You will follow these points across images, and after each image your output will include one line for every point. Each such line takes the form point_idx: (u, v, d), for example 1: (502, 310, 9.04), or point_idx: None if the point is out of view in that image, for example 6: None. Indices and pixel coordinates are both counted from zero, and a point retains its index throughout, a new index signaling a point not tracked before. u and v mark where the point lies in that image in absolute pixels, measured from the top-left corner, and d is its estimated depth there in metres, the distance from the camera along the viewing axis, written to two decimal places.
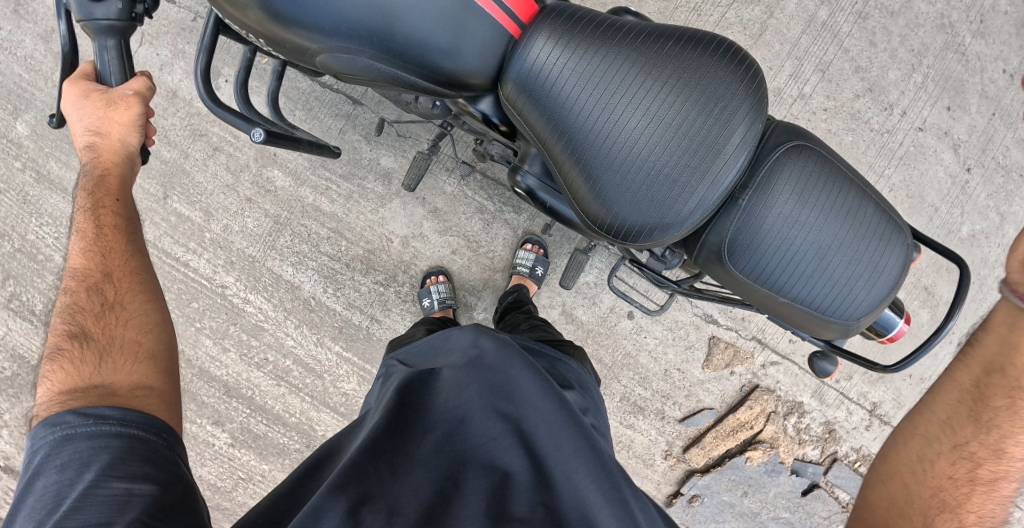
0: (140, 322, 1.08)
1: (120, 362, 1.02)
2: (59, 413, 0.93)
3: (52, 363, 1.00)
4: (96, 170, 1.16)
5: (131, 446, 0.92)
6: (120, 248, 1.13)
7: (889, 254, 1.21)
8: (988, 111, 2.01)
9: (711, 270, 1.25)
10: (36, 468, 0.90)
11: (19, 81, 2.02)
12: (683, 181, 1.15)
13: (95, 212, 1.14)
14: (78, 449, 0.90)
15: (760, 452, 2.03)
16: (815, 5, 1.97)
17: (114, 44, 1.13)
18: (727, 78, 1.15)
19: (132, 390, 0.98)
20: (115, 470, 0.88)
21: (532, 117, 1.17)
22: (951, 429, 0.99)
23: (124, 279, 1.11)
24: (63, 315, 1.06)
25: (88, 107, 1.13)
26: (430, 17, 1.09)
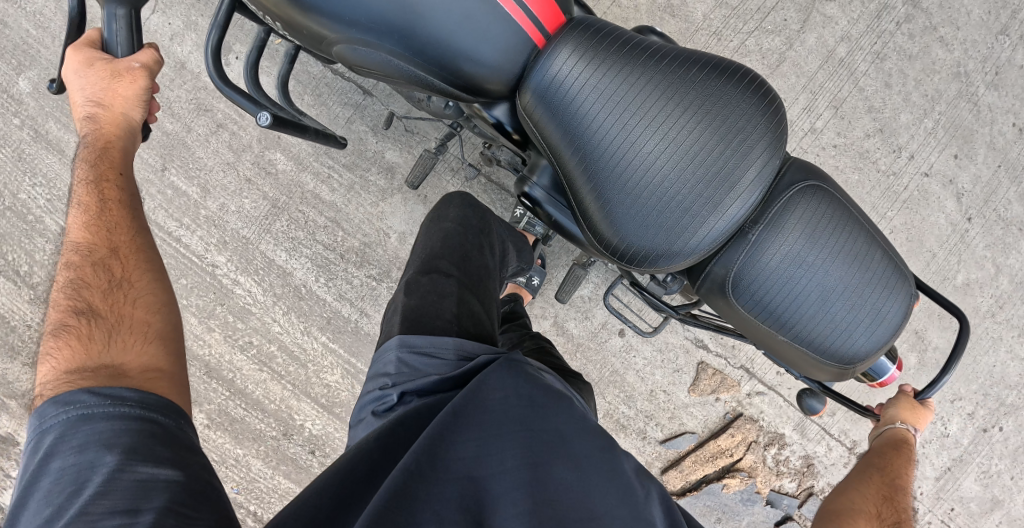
0: (149, 301, 1.01)
1: (128, 342, 0.95)
2: (72, 392, 0.86)
3: (56, 339, 0.92)
4: (98, 142, 1.11)
5: (152, 430, 0.86)
6: (125, 224, 1.06)
7: (892, 302, 1.21)
8: (994, 163, 2.01)
9: (713, 300, 1.25)
10: (47, 450, 0.82)
11: (26, 37, 1.98)
12: (694, 209, 1.14)
13: (99, 185, 1.07)
14: (97, 430, 0.83)
15: (738, 480, 2.02)
16: (834, 41, 1.97)
17: (123, 13, 1.11)
18: (749, 110, 1.14)
19: (142, 373, 0.92)
20: (138, 454, 0.82)
21: (549, 130, 1.16)
22: (872, 466, 1.30)
23: (133, 256, 1.04)
24: (64, 290, 0.98)
25: (92, 77, 1.10)
26: (453, 17, 1.07)
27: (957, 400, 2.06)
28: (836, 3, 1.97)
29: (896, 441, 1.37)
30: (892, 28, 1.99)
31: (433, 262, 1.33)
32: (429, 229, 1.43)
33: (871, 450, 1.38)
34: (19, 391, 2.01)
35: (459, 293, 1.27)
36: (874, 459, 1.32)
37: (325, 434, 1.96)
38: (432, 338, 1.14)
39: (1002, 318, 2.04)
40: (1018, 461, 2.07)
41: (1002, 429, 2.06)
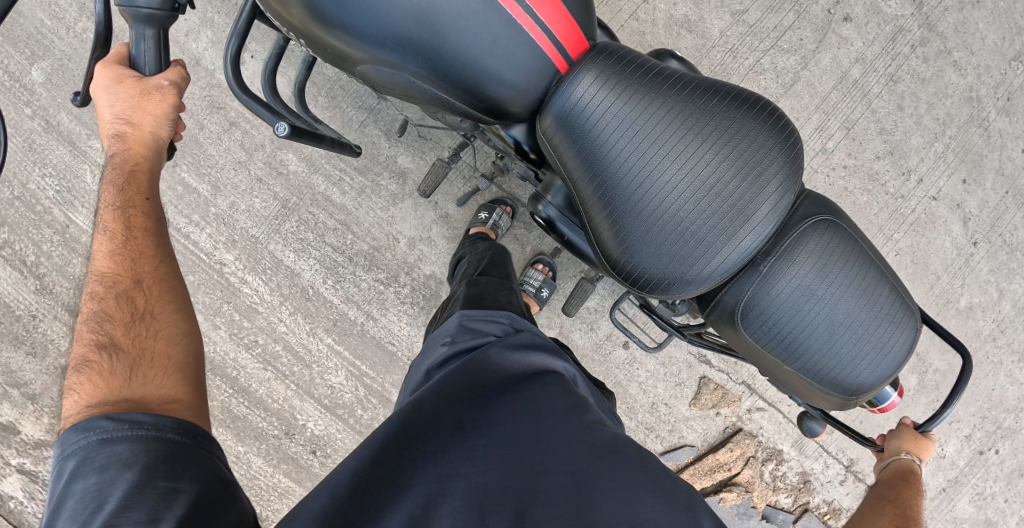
0: (170, 332, 1.02)
1: (149, 376, 0.95)
2: (91, 418, 0.87)
3: (79, 375, 0.94)
4: (126, 163, 1.13)
5: (171, 449, 0.86)
6: (149, 252, 1.08)
7: (898, 337, 1.23)
8: (1002, 189, 2.02)
9: (721, 327, 1.27)
10: (70, 473, 0.84)
11: (40, 27, 1.97)
12: (708, 239, 1.16)
13: (124, 211, 1.09)
14: (117, 451, 0.84)
15: (735, 494, 2.04)
16: (848, 62, 1.98)
17: (152, 33, 1.10)
18: (767, 143, 1.16)
19: (163, 404, 0.92)
20: (159, 471, 0.83)
21: (568, 154, 1.18)
22: (884, 499, 1.31)
23: (158, 287, 1.06)
24: (88, 323, 0.99)
25: (121, 94, 1.11)
26: (479, 40, 1.08)
27: (955, 422, 2.07)
28: (853, 24, 1.98)
29: (903, 473, 1.38)
30: (906, 51, 1.99)
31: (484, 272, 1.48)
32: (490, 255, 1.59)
33: (879, 483, 1.39)
34: (22, 380, 2.01)
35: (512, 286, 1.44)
36: (883, 492, 1.33)
37: (327, 435, 1.97)
38: (491, 313, 1.28)
39: (1003, 342, 2.06)
40: (1012, 484, 2.09)
41: (998, 451, 2.08)
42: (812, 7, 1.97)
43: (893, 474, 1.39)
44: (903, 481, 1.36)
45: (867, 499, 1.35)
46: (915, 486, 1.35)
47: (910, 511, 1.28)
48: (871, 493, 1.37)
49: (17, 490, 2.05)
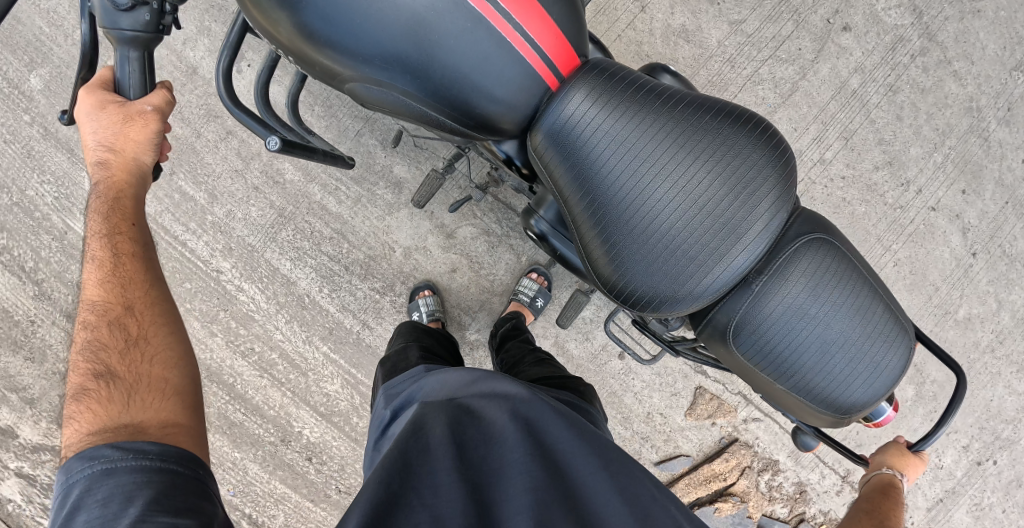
0: (165, 356, 1.02)
1: (147, 401, 0.96)
2: (95, 447, 0.87)
3: (78, 403, 0.94)
4: (111, 190, 1.13)
5: (174, 482, 0.86)
6: (138, 279, 1.08)
7: (892, 356, 1.22)
8: (1001, 200, 2.01)
9: (713, 345, 1.26)
10: (73, 504, 0.84)
11: (39, 34, 1.98)
12: (699, 257, 1.15)
13: (111, 238, 1.09)
14: (121, 483, 0.84)
15: (730, 504, 2.03)
16: (847, 72, 1.97)
17: (136, 55, 1.12)
18: (760, 161, 1.16)
19: (161, 429, 0.92)
20: (161, 506, 0.83)
21: (558, 171, 1.18)
22: (865, 511, 1.32)
23: (147, 311, 1.05)
24: (83, 352, 1.00)
25: (105, 119, 1.11)
26: (470, 59, 1.08)
27: (953, 433, 2.06)
28: (852, 34, 1.97)
29: (884, 485, 1.39)
30: (906, 61, 1.98)
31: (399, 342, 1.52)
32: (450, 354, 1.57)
33: (860, 495, 1.40)
34: (21, 385, 2.03)
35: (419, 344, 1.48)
36: (863, 505, 1.34)
37: (323, 442, 1.97)
38: (407, 374, 1.31)
39: (1001, 353, 2.04)
40: (1009, 495, 2.08)
41: (996, 462, 2.07)
42: (811, 16, 1.96)
43: (878, 484, 1.40)
44: (885, 492, 1.37)
45: (850, 511, 1.36)
46: (896, 497, 1.35)
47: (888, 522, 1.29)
48: (854, 505, 1.37)
49: (16, 494, 2.06)
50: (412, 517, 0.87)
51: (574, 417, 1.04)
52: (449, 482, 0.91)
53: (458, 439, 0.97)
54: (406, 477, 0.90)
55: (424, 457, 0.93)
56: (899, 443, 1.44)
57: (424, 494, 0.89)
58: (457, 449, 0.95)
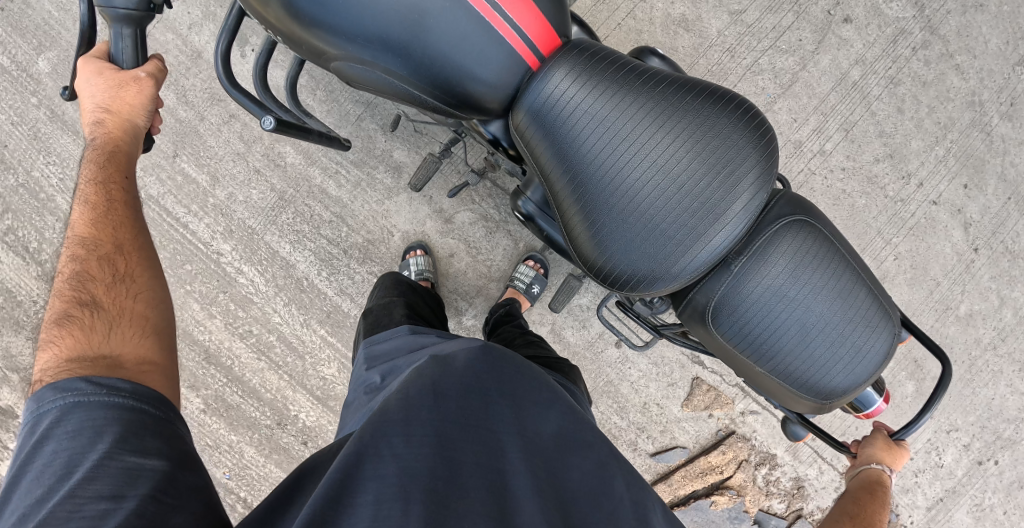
0: (148, 296, 1.04)
1: (127, 334, 0.98)
2: (69, 379, 0.88)
3: (59, 328, 0.95)
4: (106, 144, 1.14)
5: (142, 421, 0.87)
6: (128, 224, 1.09)
7: (873, 341, 1.21)
8: (1004, 195, 2.00)
9: (694, 327, 1.26)
10: (42, 433, 0.84)
11: (48, 18, 2.01)
12: (678, 237, 1.15)
13: (105, 186, 1.10)
14: (91, 416, 0.85)
15: (726, 498, 2.02)
16: (848, 64, 1.97)
17: (129, 32, 1.17)
18: (740, 142, 1.16)
19: (137, 365, 0.94)
20: (128, 444, 0.84)
21: (540, 149, 1.19)
22: (846, 510, 1.31)
23: (136, 253, 1.08)
24: (69, 282, 1.01)
25: (100, 83, 1.15)
26: (448, 38, 1.10)
27: (953, 431, 2.04)
28: (853, 26, 1.97)
29: (871, 482, 1.37)
30: (908, 54, 1.98)
31: (381, 297, 1.52)
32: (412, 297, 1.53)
33: (847, 493, 1.37)
34: (21, 364, 2.04)
35: (405, 302, 1.48)
36: (847, 506, 1.32)
37: (319, 426, 1.97)
38: (391, 331, 1.34)
39: (1003, 351, 2.02)
40: (1012, 496, 2.05)
41: (997, 462, 2.04)
42: (812, 8, 1.96)
43: (866, 482, 1.38)
44: (869, 492, 1.35)
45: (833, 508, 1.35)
46: (880, 496, 1.34)
47: (868, 521, 1.27)
48: (837, 502, 1.36)
49: None
50: (380, 469, 0.85)
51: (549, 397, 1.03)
52: (422, 436, 0.89)
53: (438, 389, 0.95)
54: (383, 426, 0.88)
55: (402, 405, 0.91)
56: (886, 435, 1.44)
57: (398, 444, 0.87)
58: (436, 398, 0.94)
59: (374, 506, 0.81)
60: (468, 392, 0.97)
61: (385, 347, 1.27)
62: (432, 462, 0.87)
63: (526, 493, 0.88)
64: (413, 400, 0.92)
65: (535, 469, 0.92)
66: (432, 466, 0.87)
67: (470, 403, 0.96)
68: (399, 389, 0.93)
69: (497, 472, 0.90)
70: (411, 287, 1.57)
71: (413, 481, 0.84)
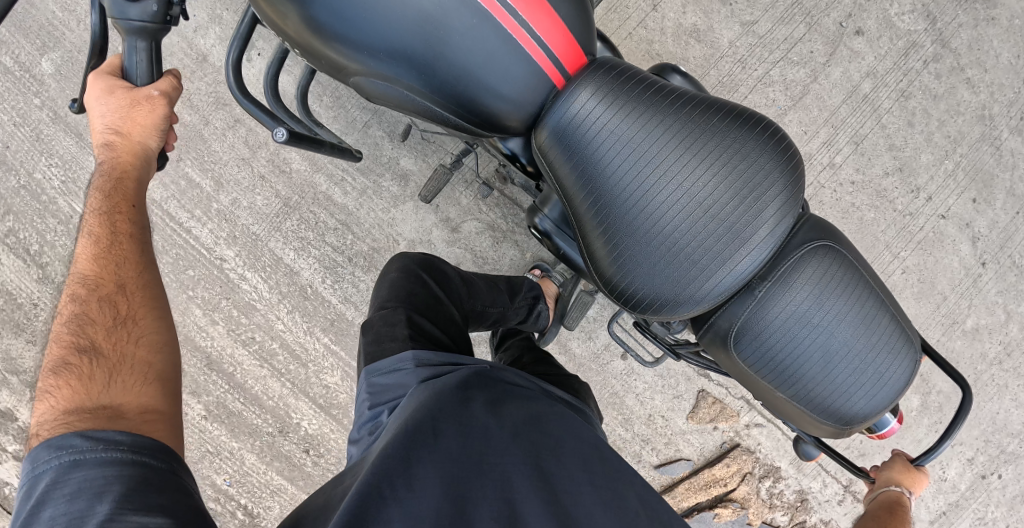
0: (152, 339, 1.02)
1: (128, 382, 0.95)
2: (64, 436, 0.85)
3: (57, 378, 0.93)
4: (114, 171, 1.13)
5: (144, 476, 0.84)
6: (133, 259, 1.08)
7: (896, 367, 1.20)
8: (1013, 209, 1.99)
9: (714, 349, 1.25)
10: (39, 497, 0.81)
11: (52, 19, 1.98)
12: (702, 261, 1.14)
13: (111, 216, 1.10)
14: (90, 477, 0.82)
15: (730, 510, 2.00)
16: (859, 76, 1.96)
17: (144, 46, 1.15)
18: (767, 166, 1.15)
19: (140, 414, 0.92)
20: (131, 502, 0.81)
21: (563, 169, 1.18)
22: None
23: (140, 291, 1.06)
24: (69, 326, 0.99)
25: (112, 104, 1.14)
26: (474, 57, 1.08)
27: (957, 445, 2.03)
28: (864, 38, 1.96)
29: (890, 502, 1.38)
30: (918, 67, 1.96)
31: (385, 299, 1.37)
32: (410, 297, 1.37)
33: (866, 513, 1.39)
34: (21, 368, 2.02)
35: (408, 314, 1.32)
36: (870, 524, 1.33)
37: (321, 434, 1.96)
38: (393, 359, 1.21)
39: (1009, 366, 2.02)
40: (1014, 510, 2.05)
41: (1001, 477, 2.04)
42: (823, 20, 1.95)
43: (889, 502, 1.38)
44: (891, 511, 1.36)
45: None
46: (902, 515, 1.34)
47: None
48: (860, 524, 1.36)
49: (13, 478, 2.05)
50: (390, 508, 0.83)
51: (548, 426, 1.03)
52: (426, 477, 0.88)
53: (439, 429, 0.96)
54: (387, 467, 0.87)
55: (406, 444, 0.92)
56: (904, 457, 1.44)
57: (401, 484, 0.86)
58: (435, 436, 0.94)
59: None
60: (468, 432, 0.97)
61: (388, 374, 1.19)
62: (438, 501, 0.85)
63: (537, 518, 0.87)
64: (414, 439, 0.93)
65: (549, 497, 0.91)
66: (437, 500, 0.86)
67: (472, 445, 0.95)
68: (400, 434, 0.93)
69: (505, 505, 0.88)
70: (419, 285, 1.41)
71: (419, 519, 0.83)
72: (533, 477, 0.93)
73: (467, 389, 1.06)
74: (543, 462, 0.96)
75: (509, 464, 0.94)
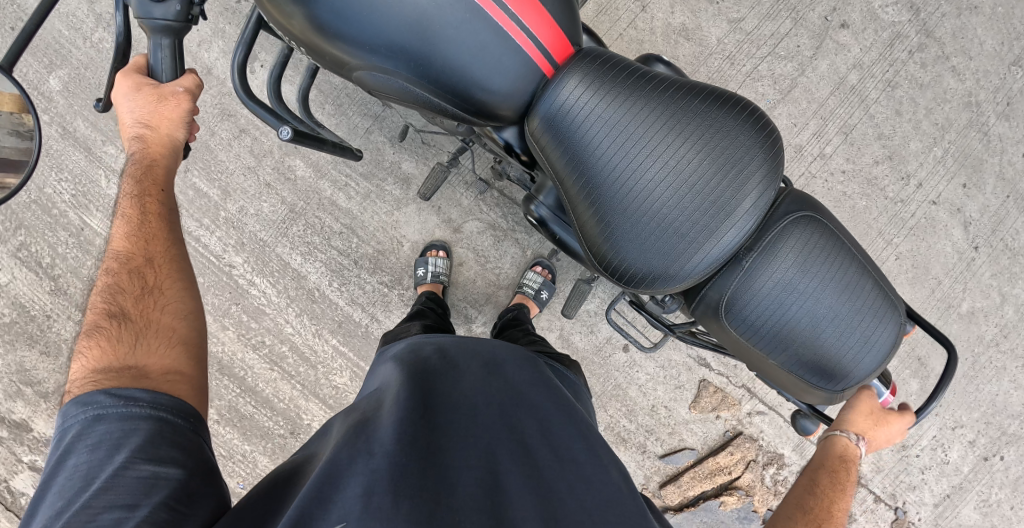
0: (176, 308, 1.07)
1: (153, 345, 1.01)
2: (91, 392, 0.91)
3: (89, 339, 0.99)
4: (144, 160, 1.16)
5: (161, 430, 0.91)
6: (162, 236, 1.13)
7: (882, 331, 1.24)
8: (1003, 194, 2.03)
9: (707, 323, 1.29)
10: (65, 446, 0.88)
11: (58, 37, 2.04)
12: (691, 236, 1.19)
13: (141, 199, 1.14)
14: (110, 430, 0.89)
15: (735, 498, 2.03)
16: (846, 68, 2.00)
17: (168, 43, 1.16)
18: (748, 142, 1.19)
19: (162, 375, 0.97)
20: (145, 452, 0.87)
21: (554, 154, 1.22)
22: (818, 481, 1.25)
23: (167, 266, 1.11)
24: (102, 295, 1.04)
25: (139, 100, 1.15)
26: (468, 49, 1.13)
27: (958, 427, 2.06)
28: (850, 31, 2.00)
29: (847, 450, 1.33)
30: (904, 57, 2.01)
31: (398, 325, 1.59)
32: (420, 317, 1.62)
33: (818, 459, 1.32)
34: (36, 379, 2.06)
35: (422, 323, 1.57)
36: (819, 475, 1.26)
37: None
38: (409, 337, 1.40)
39: (1006, 347, 2.05)
40: (1018, 491, 2.07)
41: (1003, 457, 2.06)
42: (809, 14, 2.00)
43: (842, 451, 1.33)
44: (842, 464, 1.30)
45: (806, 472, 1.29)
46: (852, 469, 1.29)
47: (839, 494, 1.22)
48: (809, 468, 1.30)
49: (30, 487, 2.09)
50: (372, 462, 0.90)
51: (530, 400, 1.11)
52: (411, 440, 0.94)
53: (427, 403, 1.03)
54: (366, 433, 0.96)
55: (391, 416, 0.99)
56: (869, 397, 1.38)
57: (387, 445, 0.93)
58: (425, 410, 1.01)
59: (362, 496, 0.85)
60: (454, 408, 1.04)
61: (384, 355, 1.30)
62: (421, 461, 0.92)
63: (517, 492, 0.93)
64: (401, 407, 1.00)
65: (529, 470, 0.98)
66: (421, 460, 0.92)
67: (461, 418, 1.03)
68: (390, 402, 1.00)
69: (488, 471, 0.95)
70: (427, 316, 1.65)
71: (401, 475, 0.89)
72: (517, 454, 1.00)
73: (455, 371, 1.14)
74: (526, 438, 1.03)
75: (492, 435, 1.02)
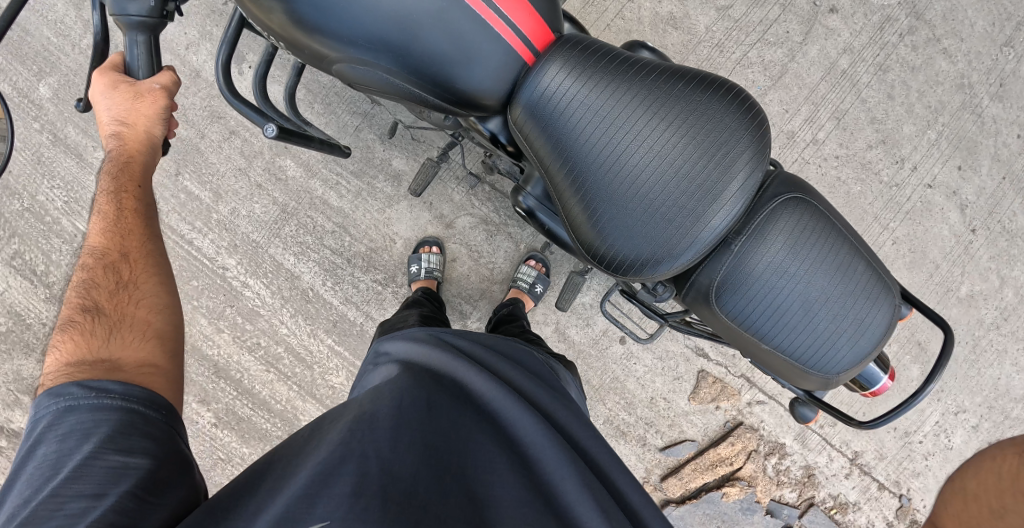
0: (152, 302, 1.07)
1: (127, 338, 1.00)
2: (63, 384, 0.91)
3: (62, 333, 0.98)
4: (121, 157, 1.17)
5: (132, 421, 0.90)
6: (138, 231, 1.13)
7: (875, 312, 1.23)
8: (998, 175, 2.01)
9: (699, 309, 1.28)
10: (36, 436, 0.88)
11: (47, 45, 2.04)
12: (678, 221, 1.18)
13: (117, 196, 1.14)
14: (81, 420, 0.88)
15: (737, 489, 2.02)
16: (836, 53, 1.99)
17: (144, 39, 1.15)
18: (733, 124, 1.18)
19: (137, 367, 0.96)
20: (115, 443, 0.87)
21: (539, 142, 1.22)
22: None
23: (142, 260, 1.11)
24: (77, 289, 1.05)
25: (116, 98, 1.15)
26: (447, 38, 1.13)
27: (960, 412, 2.02)
28: (839, 15, 1.99)
29: None
30: (894, 40, 2.00)
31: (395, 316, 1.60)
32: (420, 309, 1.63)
33: None
34: (32, 386, 2.06)
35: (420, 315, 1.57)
36: None
37: None
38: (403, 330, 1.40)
39: (1007, 330, 2.02)
40: None
41: None
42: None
43: None
44: None
45: None
46: None
47: None
48: None
49: None
50: (362, 464, 0.88)
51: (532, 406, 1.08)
52: (408, 443, 0.93)
53: (431, 403, 1.01)
54: (363, 428, 0.93)
55: (392, 413, 0.96)
56: None
57: (382, 446, 0.91)
58: (427, 409, 0.99)
59: (349, 498, 0.84)
60: (455, 408, 1.02)
61: (377, 348, 1.28)
62: (415, 467, 0.90)
63: (508, 508, 0.89)
64: (404, 408, 0.98)
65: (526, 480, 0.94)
66: (415, 465, 0.90)
67: (464, 420, 1.00)
68: (391, 401, 0.99)
69: (481, 484, 0.92)
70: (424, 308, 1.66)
71: (393, 482, 0.87)
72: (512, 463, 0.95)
73: (458, 362, 1.11)
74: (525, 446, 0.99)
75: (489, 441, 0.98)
